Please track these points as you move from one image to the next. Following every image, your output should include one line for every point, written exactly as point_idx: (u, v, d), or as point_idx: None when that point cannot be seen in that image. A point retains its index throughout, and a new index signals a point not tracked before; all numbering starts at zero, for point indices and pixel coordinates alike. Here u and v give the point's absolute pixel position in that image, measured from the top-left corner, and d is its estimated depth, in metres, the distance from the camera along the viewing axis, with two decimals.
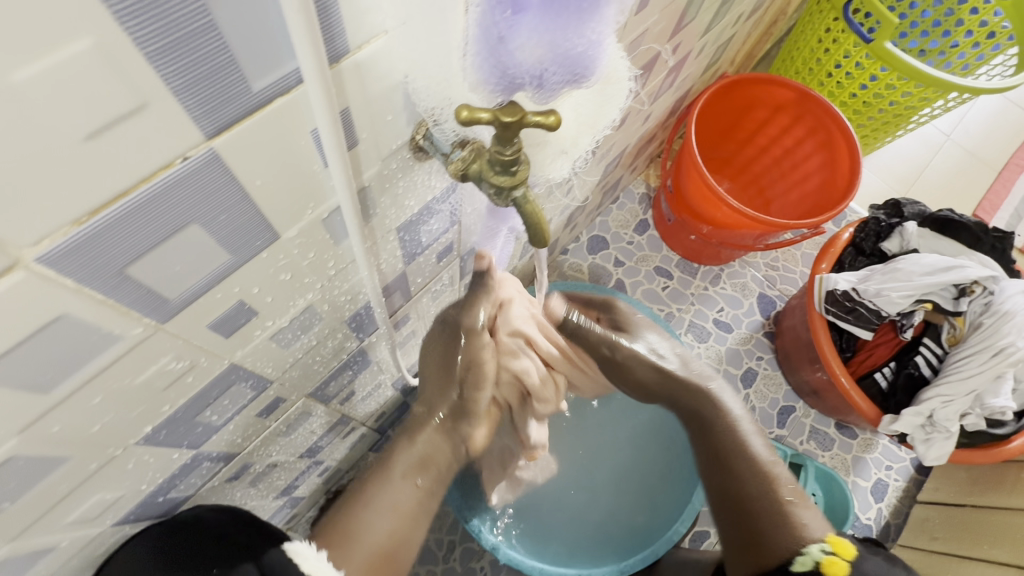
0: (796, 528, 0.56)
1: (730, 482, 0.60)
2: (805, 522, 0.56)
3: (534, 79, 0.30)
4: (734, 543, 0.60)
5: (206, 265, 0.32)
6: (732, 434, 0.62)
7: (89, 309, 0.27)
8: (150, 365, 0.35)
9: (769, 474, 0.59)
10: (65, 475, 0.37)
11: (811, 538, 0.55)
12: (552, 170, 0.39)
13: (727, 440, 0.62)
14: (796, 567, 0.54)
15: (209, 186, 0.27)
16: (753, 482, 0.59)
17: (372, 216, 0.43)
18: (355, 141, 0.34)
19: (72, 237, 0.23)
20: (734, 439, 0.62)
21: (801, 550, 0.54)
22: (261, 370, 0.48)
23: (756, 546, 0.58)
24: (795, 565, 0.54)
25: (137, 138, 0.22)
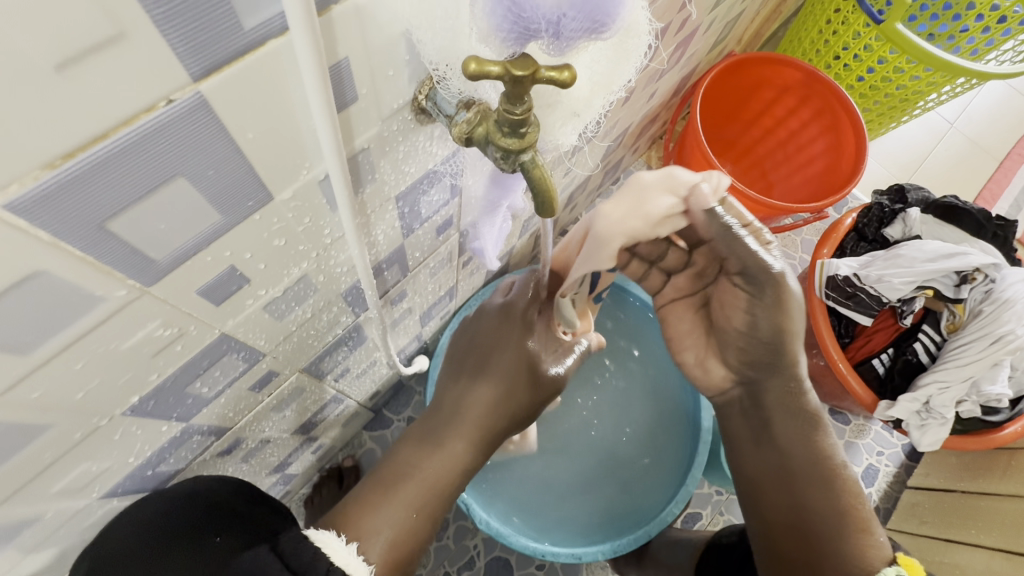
0: (865, 551, 0.55)
1: (810, 501, 0.56)
2: (876, 544, 0.56)
3: (550, 27, 0.28)
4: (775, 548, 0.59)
5: (194, 224, 0.30)
6: (811, 453, 0.55)
7: (66, 267, 0.26)
8: (136, 331, 0.33)
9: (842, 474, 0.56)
10: (48, 443, 0.35)
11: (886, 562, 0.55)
12: (560, 136, 0.37)
13: (807, 459, 0.56)
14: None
15: (196, 135, 0.25)
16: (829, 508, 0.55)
17: (369, 181, 0.41)
18: (352, 97, 0.32)
19: (44, 183, 0.21)
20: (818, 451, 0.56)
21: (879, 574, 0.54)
22: (253, 342, 0.46)
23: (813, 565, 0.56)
24: None
25: (115, 73, 0.20)
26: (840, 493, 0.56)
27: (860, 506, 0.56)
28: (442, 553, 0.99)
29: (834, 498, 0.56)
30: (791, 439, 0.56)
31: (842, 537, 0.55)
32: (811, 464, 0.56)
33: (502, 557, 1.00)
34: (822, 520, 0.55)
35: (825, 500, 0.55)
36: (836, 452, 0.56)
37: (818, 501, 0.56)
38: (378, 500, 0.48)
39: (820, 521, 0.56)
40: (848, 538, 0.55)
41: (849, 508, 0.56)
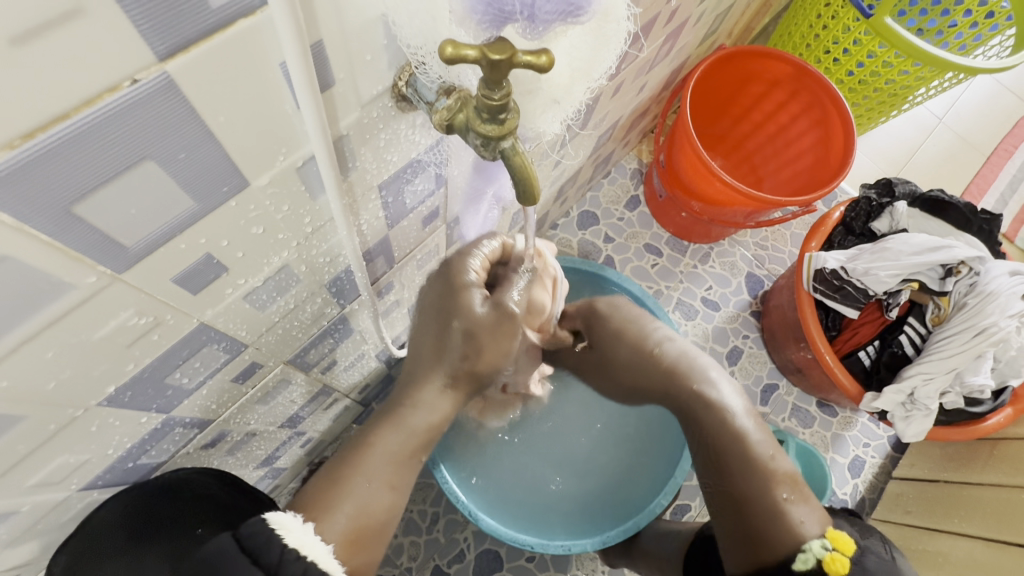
0: (792, 527, 0.59)
1: (729, 483, 0.63)
2: (800, 520, 0.59)
3: (525, 10, 0.27)
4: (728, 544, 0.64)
5: (167, 209, 0.29)
6: (731, 434, 0.63)
7: (31, 251, 0.25)
8: (109, 319, 0.32)
9: (759, 457, 0.62)
10: (22, 434, 0.35)
11: (810, 536, 0.58)
12: (542, 122, 0.37)
13: (726, 438, 0.64)
14: (796, 565, 0.57)
15: (163, 117, 0.25)
16: (750, 487, 0.61)
17: (350, 169, 0.40)
18: (329, 82, 0.31)
19: (4, 163, 0.21)
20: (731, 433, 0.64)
21: (804, 548, 0.57)
22: (234, 332, 0.45)
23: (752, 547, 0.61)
24: (799, 563, 0.57)
25: (75, 50, 0.20)
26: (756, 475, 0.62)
27: (783, 490, 0.61)
28: (432, 545, 0.99)
29: (749, 479, 0.62)
30: (708, 424, 0.65)
31: (765, 517, 0.60)
32: (724, 441, 0.64)
33: (492, 550, 1.00)
34: (742, 497, 0.62)
35: (747, 481, 0.62)
36: (751, 440, 0.63)
37: (736, 482, 0.62)
38: (339, 479, 0.50)
39: (744, 500, 0.62)
40: (769, 515, 0.60)
41: (772, 488, 0.61)
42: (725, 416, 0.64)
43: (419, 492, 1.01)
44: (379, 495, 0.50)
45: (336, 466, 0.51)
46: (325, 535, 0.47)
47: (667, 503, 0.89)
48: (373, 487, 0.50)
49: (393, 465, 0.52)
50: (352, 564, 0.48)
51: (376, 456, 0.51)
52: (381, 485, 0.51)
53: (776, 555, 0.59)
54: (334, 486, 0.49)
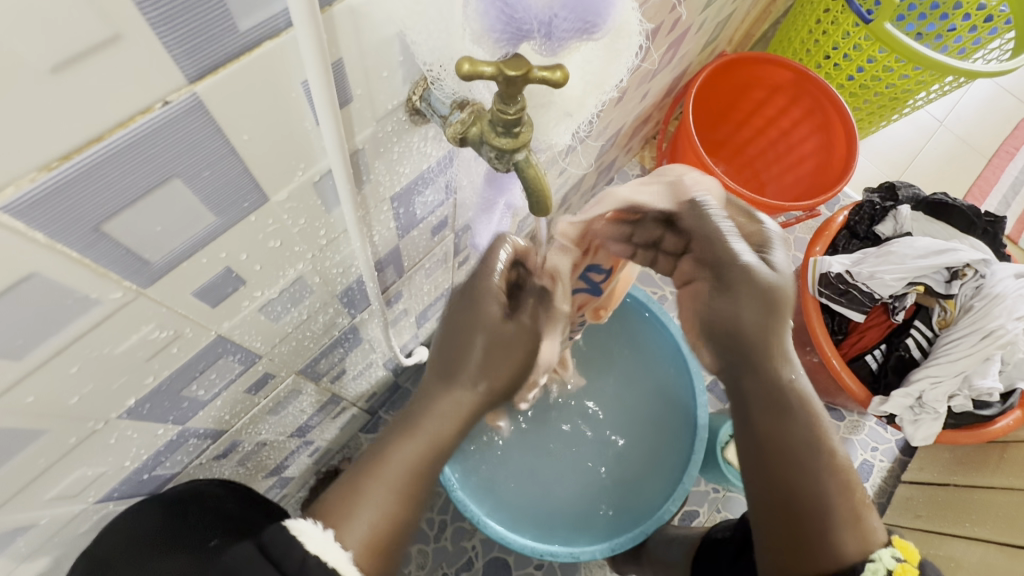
0: (867, 533, 0.55)
1: (797, 482, 0.54)
2: (874, 528, 0.55)
3: (542, 29, 0.28)
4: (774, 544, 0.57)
5: (190, 225, 0.30)
6: (805, 423, 0.54)
7: (62, 270, 0.26)
8: (131, 333, 0.33)
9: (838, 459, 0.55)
10: (43, 448, 0.35)
11: (878, 544, 0.54)
12: (554, 135, 0.37)
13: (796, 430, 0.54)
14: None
15: (191, 137, 0.25)
16: (830, 487, 0.54)
17: (364, 183, 0.41)
18: (348, 98, 0.32)
19: (40, 185, 0.22)
20: (807, 428, 0.54)
21: (872, 557, 0.53)
22: (249, 344, 0.46)
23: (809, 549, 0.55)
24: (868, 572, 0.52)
25: (113, 75, 0.21)
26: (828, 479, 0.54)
27: (857, 495, 0.55)
28: (440, 554, 0.99)
29: (828, 479, 0.54)
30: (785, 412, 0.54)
31: (830, 526, 0.54)
32: (807, 432, 0.54)
33: (501, 558, 1.00)
34: (815, 502, 0.54)
35: (823, 483, 0.54)
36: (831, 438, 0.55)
37: (812, 484, 0.54)
38: (353, 490, 0.47)
39: (815, 508, 0.54)
40: (845, 522, 0.54)
41: (851, 498, 0.55)
42: (810, 410, 0.54)
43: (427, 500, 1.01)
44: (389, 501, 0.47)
45: (349, 478, 0.48)
46: (344, 543, 0.46)
47: (676, 509, 0.89)
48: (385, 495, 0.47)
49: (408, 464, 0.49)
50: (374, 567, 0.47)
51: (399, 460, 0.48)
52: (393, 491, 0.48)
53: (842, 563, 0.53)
54: (348, 492, 0.47)
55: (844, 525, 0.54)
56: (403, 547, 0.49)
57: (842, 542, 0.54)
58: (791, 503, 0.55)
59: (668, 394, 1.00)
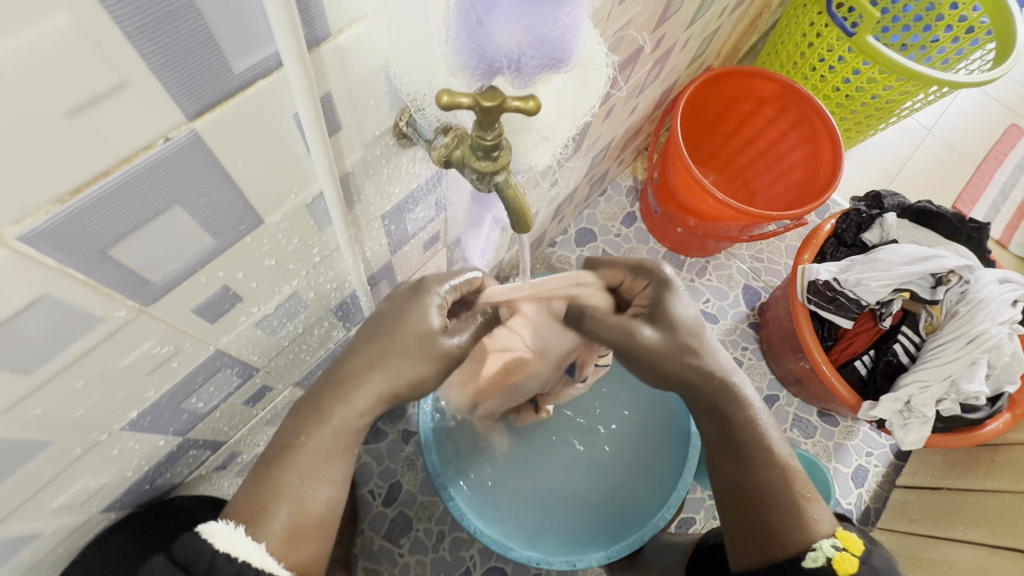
0: (805, 525, 0.57)
1: (741, 474, 0.60)
2: (814, 519, 0.58)
3: (512, 64, 0.30)
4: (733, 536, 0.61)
5: (189, 247, 0.32)
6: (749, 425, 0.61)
7: (70, 291, 0.28)
8: (134, 349, 0.35)
9: (783, 460, 0.60)
10: (48, 460, 0.37)
11: (821, 535, 0.56)
12: (533, 156, 0.40)
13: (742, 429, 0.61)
14: (806, 562, 0.54)
15: (191, 168, 0.27)
16: (772, 479, 0.59)
17: (355, 203, 0.43)
18: (336, 125, 0.34)
19: (52, 217, 0.24)
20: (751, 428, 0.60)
21: (813, 546, 0.55)
22: (246, 357, 0.48)
23: (761, 538, 0.58)
24: (807, 560, 0.54)
25: (119, 116, 0.23)
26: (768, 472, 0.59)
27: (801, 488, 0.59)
28: (438, 564, 0.99)
29: (767, 470, 0.59)
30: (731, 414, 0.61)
31: (774, 515, 0.58)
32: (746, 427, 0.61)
33: (498, 567, 1.00)
34: (758, 489, 0.59)
35: (764, 475, 0.59)
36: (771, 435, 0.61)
37: (754, 475, 0.60)
38: (266, 485, 0.47)
39: (758, 497, 0.59)
40: (787, 511, 0.58)
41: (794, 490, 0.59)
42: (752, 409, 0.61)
43: (425, 510, 1.02)
44: (315, 491, 0.48)
45: (263, 470, 0.47)
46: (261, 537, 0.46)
47: (672, 515, 0.90)
48: (303, 484, 0.47)
49: (323, 461, 0.48)
50: (294, 562, 0.47)
51: (312, 459, 0.47)
52: (312, 481, 0.47)
53: (786, 552, 0.56)
54: (264, 486, 0.47)
55: (786, 512, 0.58)
56: (327, 534, 0.50)
57: (784, 530, 0.57)
58: (741, 494, 0.61)
59: (661, 403, 1.02)
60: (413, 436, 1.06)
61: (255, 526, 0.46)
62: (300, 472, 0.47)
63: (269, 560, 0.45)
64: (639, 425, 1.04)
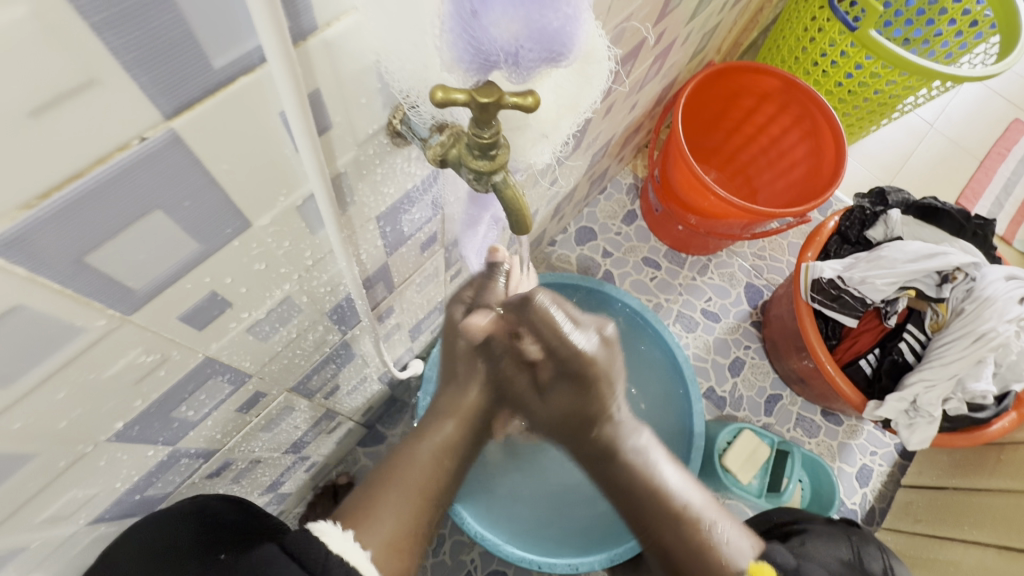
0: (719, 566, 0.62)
1: (654, 528, 0.65)
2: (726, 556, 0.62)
3: (509, 58, 0.28)
4: None
5: (173, 253, 0.30)
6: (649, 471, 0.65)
7: (45, 301, 0.26)
8: (118, 359, 0.33)
9: (683, 506, 0.64)
10: (31, 474, 0.35)
11: (732, 574, 0.61)
12: (533, 155, 0.38)
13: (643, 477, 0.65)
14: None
15: (171, 169, 0.26)
16: (679, 526, 0.64)
17: (348, 204, 0.42)
18: (326, 124, 0.33)
19: (20, 223, 0.22)
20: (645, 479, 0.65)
21: None
22: (238, 364, 0.46)
23: None
24: None
25: (89, 115, 0.21)
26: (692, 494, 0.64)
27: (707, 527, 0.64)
28: (439, 568, 0.98)
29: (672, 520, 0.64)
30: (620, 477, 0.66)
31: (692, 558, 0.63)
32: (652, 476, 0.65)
33: (499, 571, 0.99)
34: (671, 539, 0.64)
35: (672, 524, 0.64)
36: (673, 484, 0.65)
37: (663, 526, 0.65)
38: (369, 496, 0.57)
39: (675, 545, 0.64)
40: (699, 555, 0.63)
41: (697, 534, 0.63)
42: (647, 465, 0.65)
43: None
44: (406, 506, 0.57)
45: (372, 485, 0.58)
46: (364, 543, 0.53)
47: None
48: (397, 497, 0.57)
49: (423, 472, 0.59)
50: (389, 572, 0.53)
51: (414, 470, 0.59)
52: (407, 496, 0.57)
53: None
54: (367, 500, 0.56)
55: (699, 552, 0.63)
56: (414, 555, 0.56)
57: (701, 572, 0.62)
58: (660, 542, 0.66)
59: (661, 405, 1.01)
60: None
61: (363, 529, 0.54)
62: (404, 481, 0.58)
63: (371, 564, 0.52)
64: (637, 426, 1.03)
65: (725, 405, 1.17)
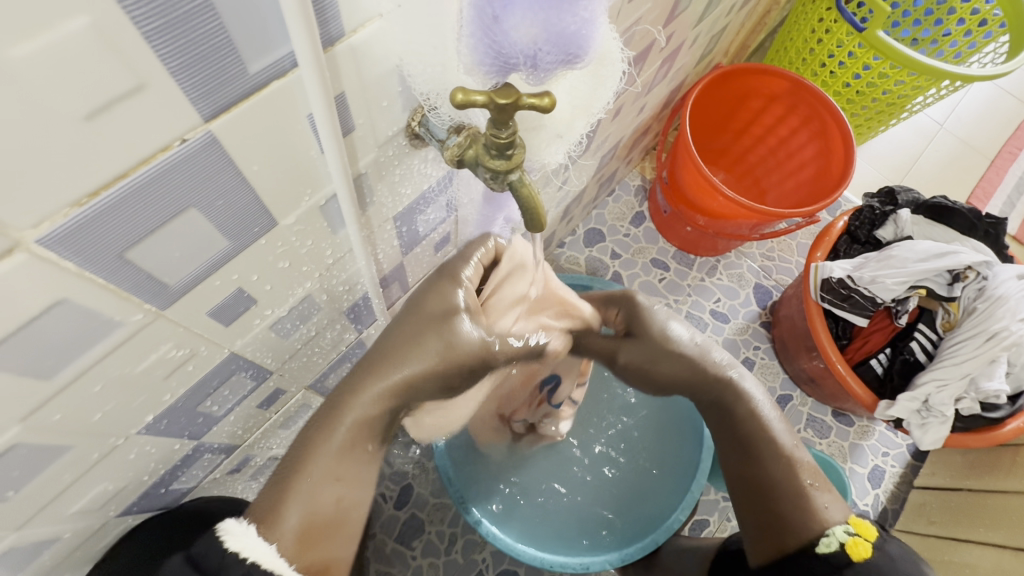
0: (815, 512, 0.58)
1: (753, 470, 0.62)
2: (824, 506, 0.59)
3: (528, 60, 0.30)
4: (751, 531, 0.63)
5: (205, 250, 0.32)
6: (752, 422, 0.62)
7: (89, 294, 0.28)
8: (150, 353, 0.35)
9: (791, 457, 0.61)
10: (68, 464, 0.37)
11: (834, 522, 0.57)
12: (546, 155, 0.39)
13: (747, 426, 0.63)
14: (819, 549, 0.56)
15: (207, 170, 0.27)
16: (777, 470, 0.60)
17: (368, 205, 0.43)
18: (349, 126, 0.34)
19: (70, 220, 0.24)
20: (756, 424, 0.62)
21: (827, 533, 0.57)
22: (260, 360, 0.48)
23: (776, 528, 0.60)
24: (822, 547, 0.56)
25: (136, 118, 0.23)
26: (780, 466, 0.60)
27: (807, 477, 0.60)
28: (450, 567, 0.99)
29: (772, 466, 0.61)
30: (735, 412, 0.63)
31: (784, 510, 0.60)
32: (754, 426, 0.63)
33: (510, 570, 1.00)
34: (769, 483, 0.61)
35: (773, 468, 0.61)
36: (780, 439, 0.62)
37: (761, 468, 0.61)
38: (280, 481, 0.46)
39: (768, 489, 0.61)
40: (795, 501, 0.59)
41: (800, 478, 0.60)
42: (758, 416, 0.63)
43: (437, 513, 1.02)
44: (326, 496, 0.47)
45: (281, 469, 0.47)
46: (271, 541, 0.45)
47: (686, 517, 0.89)
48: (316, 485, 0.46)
49: (336, 459, 0.47)
50: (306, 564, 0.46)
51: (324, 457, 0.46)
52: (325, 483, 0.47)
53: (799, 541, 0.58)
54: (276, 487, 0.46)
55: (795, 499, 0.59)
56: (342, 535, 0.49)
57: (797, 518, 0.59)
58: (751, 486, 0.62)
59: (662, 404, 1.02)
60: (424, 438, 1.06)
61: (266, 526, 0.45)
62: (313, 471, 0.46)
63: (280, 561, 0.45)
64: (637, 429, 1.04)
65: None
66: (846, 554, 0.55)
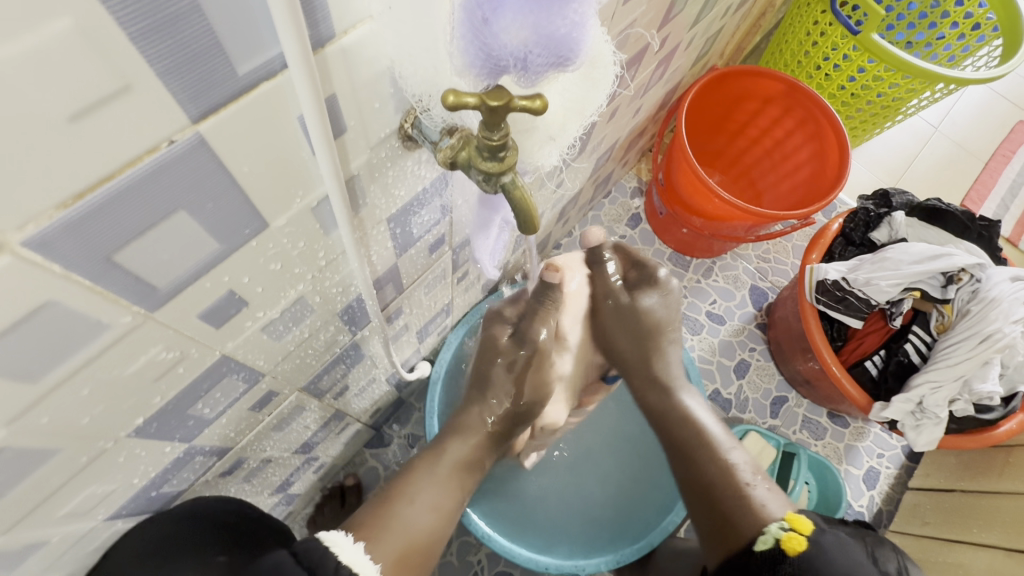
0: (756, 509, 0.60)
1: (691, 474, 0.65)
2: (763, 504, 0.60)
3: (518, 63, 0.30)
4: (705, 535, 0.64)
5: (194, 253, 0.32)
6: (689, 427, 0.66)
7: (76, 297, 0.27)
8: (140, 355, 0.34)
9: (728, 461, 0.63)
10: (57, 466, 0.37)
11: (771, 518, 0.59)
12: (540, 158, 0.39)
13: (685, 432, 0.66)
14: (757, 546, 0.57)
15: (195, 172, 0.27)
16: (714, 471, 0.63)
17: (361, 206, 0.43)
18: (342, 128, 0.34)
19: (56, 222, 0.23)
20: (688, 430, 0.66)
21: (764, 530, 0.58)
22: (252, 362, 0.47)
23: (723, 533, 0.61)
24: (760, 544, 0.57)
25: (123, 120, 0.23)
26: (715, 465, 0.63)
27: (746, 476, 0.63)
28: (446, 569, 0.99)
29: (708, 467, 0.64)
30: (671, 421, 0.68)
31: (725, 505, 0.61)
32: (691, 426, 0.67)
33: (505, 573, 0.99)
34: (706, 483, 0.63)
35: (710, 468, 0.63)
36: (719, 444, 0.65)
37: (698, 470, 0.64)
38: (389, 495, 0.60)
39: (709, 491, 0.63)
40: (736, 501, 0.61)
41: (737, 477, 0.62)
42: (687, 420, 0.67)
43: None
44: (423, 517, 0.59)
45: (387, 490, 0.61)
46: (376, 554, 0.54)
47: (681, 519, 0.90)
48: (416, 509, 0.59)
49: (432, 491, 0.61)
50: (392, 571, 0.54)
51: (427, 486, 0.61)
52: (425, 509, 0.60)
53: (740, 540, 0.59)
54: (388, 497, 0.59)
55: (733, 493, 0.61)
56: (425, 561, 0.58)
57: (738, 516, 0.60)
58: (695, 490, 0.65)
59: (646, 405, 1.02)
60: (419, 440, 1.05)
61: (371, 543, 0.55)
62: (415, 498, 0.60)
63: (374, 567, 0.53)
64: (633, 432, 1.04)
65: (731, 407, 1.18)
66: (782, 550, 0.56)
